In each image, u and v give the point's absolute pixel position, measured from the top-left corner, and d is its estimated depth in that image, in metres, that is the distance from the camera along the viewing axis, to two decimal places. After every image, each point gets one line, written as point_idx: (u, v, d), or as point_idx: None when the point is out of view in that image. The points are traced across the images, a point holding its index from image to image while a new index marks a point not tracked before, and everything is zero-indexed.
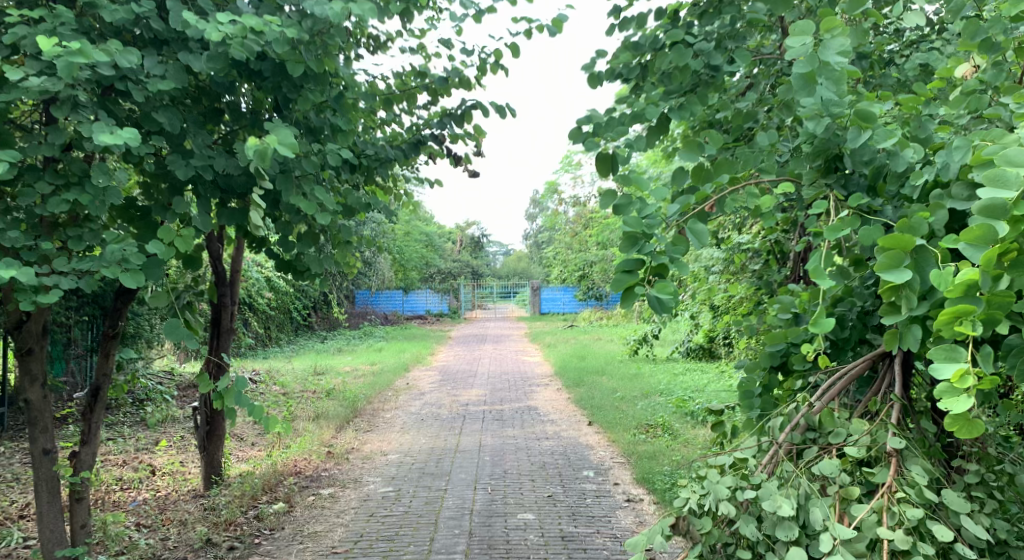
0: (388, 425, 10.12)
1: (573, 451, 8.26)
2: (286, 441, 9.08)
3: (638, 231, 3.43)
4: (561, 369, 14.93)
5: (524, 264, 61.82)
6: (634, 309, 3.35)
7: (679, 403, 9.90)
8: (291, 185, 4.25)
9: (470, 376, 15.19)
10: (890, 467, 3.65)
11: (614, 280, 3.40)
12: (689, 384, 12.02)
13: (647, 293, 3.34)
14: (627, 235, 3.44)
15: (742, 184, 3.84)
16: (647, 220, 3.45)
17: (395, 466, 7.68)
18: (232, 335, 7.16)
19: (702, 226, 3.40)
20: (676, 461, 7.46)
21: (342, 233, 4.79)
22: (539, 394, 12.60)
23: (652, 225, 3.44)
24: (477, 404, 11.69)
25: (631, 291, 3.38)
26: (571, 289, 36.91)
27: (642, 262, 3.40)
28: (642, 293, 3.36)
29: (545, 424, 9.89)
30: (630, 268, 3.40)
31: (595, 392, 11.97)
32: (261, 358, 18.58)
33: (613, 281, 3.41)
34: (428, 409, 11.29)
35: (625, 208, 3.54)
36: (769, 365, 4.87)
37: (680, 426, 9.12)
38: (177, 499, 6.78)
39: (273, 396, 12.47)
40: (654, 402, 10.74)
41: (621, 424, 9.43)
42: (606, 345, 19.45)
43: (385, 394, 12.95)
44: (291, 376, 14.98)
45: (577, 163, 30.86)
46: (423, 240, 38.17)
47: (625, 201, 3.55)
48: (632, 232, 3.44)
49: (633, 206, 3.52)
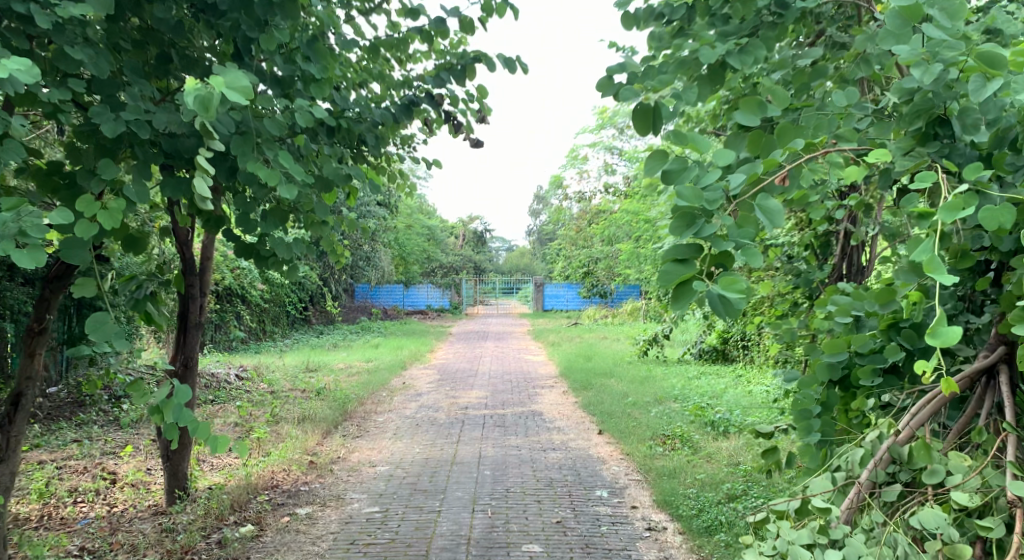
0: (380, 430, 9.32)
1: (582, 465, 7.45)
2: (267, 448, 8.26)
3: (696, 206, 2.61)
4: (566, 371, 14.11)
5: (526, 261, 60.99)
6: (690, 310, 2.53)
7: (697, 413, 9.09)
8: (249, 148, 3.42)
9: (470, 376, 14.38)
10: (1011, 520, 2.89)
11: (663, 272, 2.58)
12: (705, 389, 11.19)
13: (707, 289, 2.51)
14: (680, 211, 2.63)
15: (823, 151, 2.99)
16: (707, 190, 2.64)
17: (384, 480, 6.88)
18: (201, 332, 6.35)
19: (781, 199, 2.56)
20: (701, 480, 6.64)
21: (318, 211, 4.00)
22: (544, 397, 11.77)
23: (713, 201, 2.62)
24: (478, 407, 10.87)
25: (686, 288, 2.56)
26: (575, 286, 36.10)
27: (701, 249, 2.58)
28: (701, 289, 2.53)
29: (550, 432, 9.08)
30: (686, 256, 2.58)
31: (605, 396, 11.15)
32: (251, 353, 17.78)
33: (661, 273, 2.59)
34: (424, 412, 10.47)
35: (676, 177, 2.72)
36: (828, 380, 4.12)
37: (700, 438, 8.30)
38: (132, 516, 5.95)
39: (259, 396, 11.63)
40: (669, 409, 9.92)
41: (634, 434, 8.61)
42: (612, 344, 18.61)
43: (380, 394, 12.14)
44: (282, 373, 14.17)
45: (583, 157, 30.02)
46: (424, 233, 37.33)
47: (677, 165, 2.72)
48: (689, 209, 2.62)
49: (687, 173, 2.69)
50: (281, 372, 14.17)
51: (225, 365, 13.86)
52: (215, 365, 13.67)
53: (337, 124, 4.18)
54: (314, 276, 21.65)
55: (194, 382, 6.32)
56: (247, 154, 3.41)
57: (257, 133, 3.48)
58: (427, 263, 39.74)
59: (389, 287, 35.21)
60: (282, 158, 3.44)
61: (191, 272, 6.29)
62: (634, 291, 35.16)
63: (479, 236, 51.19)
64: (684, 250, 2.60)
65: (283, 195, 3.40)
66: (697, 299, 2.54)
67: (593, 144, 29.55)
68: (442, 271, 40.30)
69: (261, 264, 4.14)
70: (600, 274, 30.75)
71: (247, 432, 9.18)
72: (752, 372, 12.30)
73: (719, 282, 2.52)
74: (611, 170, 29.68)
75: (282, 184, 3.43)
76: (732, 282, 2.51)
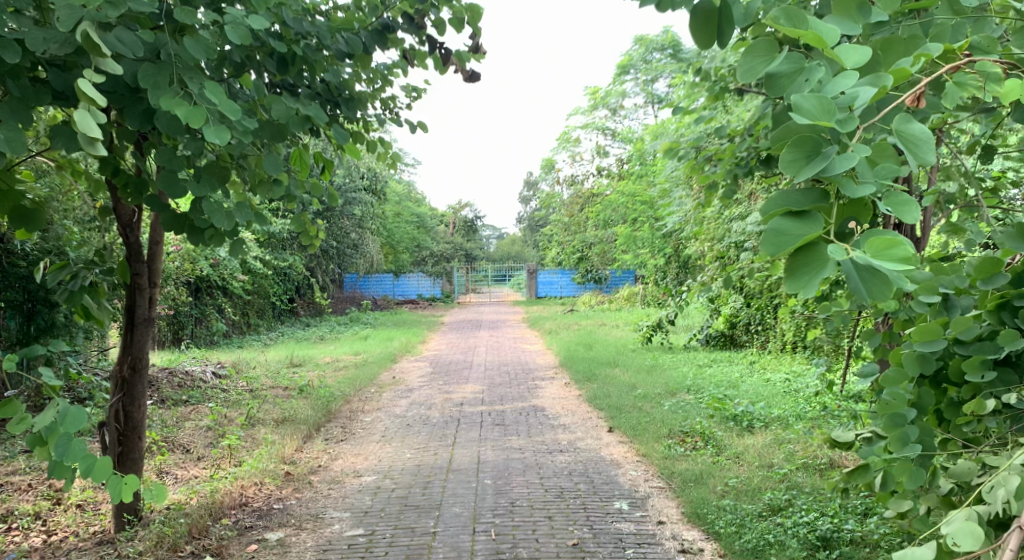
0: (367, 432, 8.46)
1: (595, 469, 6.61)
2: (241, 456, 7.42)
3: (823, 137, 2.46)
4: (567, 361, 13.24)
5: (518, 248, 59.95)
6: (827, 280, 2.37)
7: (716, 405, 8.27)
8: (166, 79, 2.95)
9: (464, 368, 13.47)
10: None
11: (784, 237, 2.40)
12: (720, 379, 10.33)
13: (848, 257, 2.37)
14: (806, 133, 2.45)
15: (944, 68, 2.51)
16: (833, 112, 2.46)
17: (370, 493, 6.03)
18: (151, 329, 5.44)
19: (934, 135, 2.46)
20: (734, 485, 5.82)
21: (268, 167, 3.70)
22: (545, 390, 10.89)
23: (845, 123, 2.45)
24: (473, 403, 10.00)
25: (816, 256, 2.39)
26: (569, 272, 35.15)
27: (828, 205, 2.44)
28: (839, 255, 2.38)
29: (556, 431, 8.22)
30: (812, 218, 2.41)
31: (611, 388, 10.28)
32: (231, 348, 16.83)
33: (783, 231, 2.40)
34: (416, 410, 9.59)
35: (784, 85, 2.61)
36: (920, 375, 3.27)
37: (724, 434, 7.46)
38: (72, 548, 5.08)
39: (238, 397, 10.72)
40: (683, 401, 9.09)
41: (649, 431, 7.78)
42: (612, 331, 17.71)
43: (367, 391, 11.24)
44: (263, 369, 13.26)
45: (575, 138, 29.08)
46: (413, 220, 36.31)
47: (786, 69, 2.61)
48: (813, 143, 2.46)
49: (802, 84, 2.56)
50: (263, 368, 13.28)
51: (202, 363, 12.95)
52: (190, 363, 12.76)
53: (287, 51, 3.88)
54: (299, 266, 20.69)
55: (147, 385, 5.47)
56: (161, 88, 2.94)
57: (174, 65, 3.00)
58: (417, 252, 38.75)
59: (378, 276, 34.27)
60: (209, 92, 2.97)
61: (138, 258, 5.37)
62: (630, 275, 34.24)
63: (469, 223, 50.08)
64: (804, 205, 2.44)
65: (209, 137, 2.90)
66: (833, 266, 2.37)
67: (585, 124, 28.62)
68: (433, 259, 39.26)
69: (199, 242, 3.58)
70: (594, 259, 29.84)
71: (221, 437, 8.32)
72: (768, 359, 11.46)
73: (861, 251, 2.38)
74: (605, 152, 28.78)
75: (210, 125, 2.94)
76: (880, 249, 2.38)
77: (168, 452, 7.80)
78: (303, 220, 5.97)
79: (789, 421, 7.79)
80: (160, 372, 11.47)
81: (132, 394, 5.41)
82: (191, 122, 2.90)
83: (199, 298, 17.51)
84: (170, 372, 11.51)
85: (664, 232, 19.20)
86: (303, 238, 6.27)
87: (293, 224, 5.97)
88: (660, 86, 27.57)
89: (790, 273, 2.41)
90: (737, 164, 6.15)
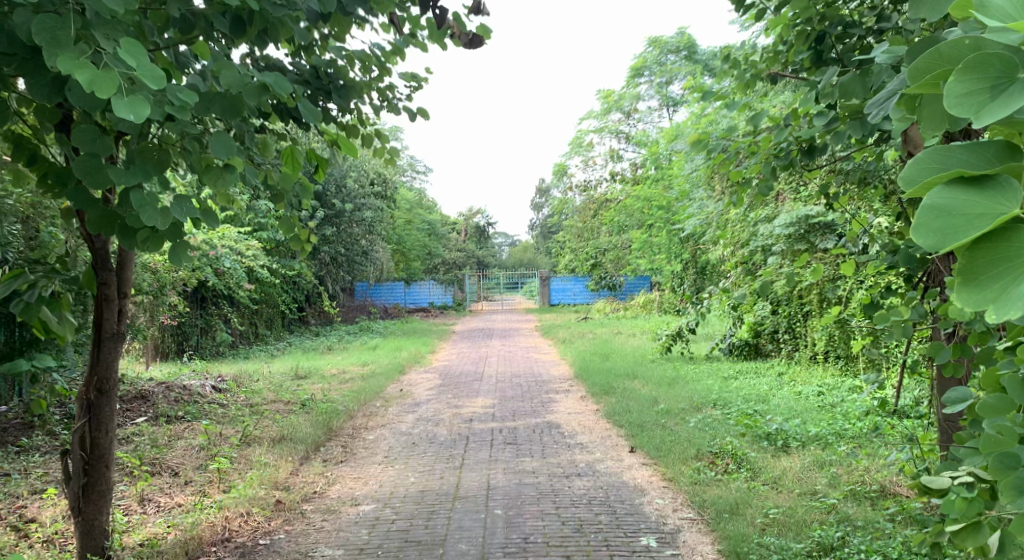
0: (369, 452, 7.85)
1: (616, 498, 6.03)
2: (231, 481, 6.83)
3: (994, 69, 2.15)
4: (583, 372, 12.62)
5: (530, 255, 59.36)
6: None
7: (747, 424, 7.63)
8: (64, 38, 2.83)
9: (474, 380, 12.88)
10: None
11: (966, 218, 1.96)
12: (747, 393, 9.72)
13: None
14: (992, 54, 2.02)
15: None
16: None
17: (368, 527, 5.47)
18: (121, 343, 4.87)
19: None
20: (775, 518, 5.17)
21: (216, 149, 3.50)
22: (560, 404, 10.28)
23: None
24: (485, 418, 9.40)
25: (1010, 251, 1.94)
26: (583, 279, 34.50)
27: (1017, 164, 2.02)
28: None
29: (573, 451, 7.62)
30: (1004, 191, 1.97)
31: (630, 402, 9.69)
32: (235, 360, 16.32)
33: (956, 205, 1.97)
34: (423, 426, 9.00)
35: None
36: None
37: (757, 455, 6.86)
38: None
39: (237, 412, 10.15)
40: (710, 418, 8.46)
41: (674, 452, 7.17)
42: (629, 340, 17.07)
43: (373, 405, 10.65)
44: (265, 381, 12.72)
45: (589, 143, 28.49)
46: (423, 227, 35.72)
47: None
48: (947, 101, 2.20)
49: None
50: (266, 381, 12.71)
51: (201, 376, 12.38)
52: (189, 376, 12.20)
53: (241, 9, 3.65)
54: (307, 274, 20.16)
55: (116, 407, 4.90)
56: (62, 44, 2.82)
57: (83, 23, 2.89)
58: (428, 259, 38.17)
59: (389, 284, 33.72)
60: (122, 54, 2.84)
61: (105, 265, 4.77)
62: (644, 282, 33.59)
63: (481, 230, 49.46)
64: (984, 167, 2.02)
65: (117, 108, 2.75)
66: None
67: (598, 129, 28.05)
68: (444, 267, 38.63)
69: (135, 246, 3.45)
70: (607, 265, 29.24)
71: (213, 458, 7.74)
72: (795, 370, 10.85)
73: None
74: (619, 156, 28.23)
75: (120, 96, 2.77)
76: None
77: (156, 476, 7.22)
78: (291, 220, 5.54)
79: (826, 442, 7.15)
80: (156, 386, 10.89)
81: (98, 419, 4.84)
82: (98, 89, 2.74)
83: (204, 307, 17.00)
84: (166, 387, 10.92)
85: (682, 237, 18.57)
86: (293, 240, 5.76)
87: (280, 225, 5.55)
88: (676, 89, 27.01)
89: (974, 267, 1.96)
90: (773, 156, 5.53)
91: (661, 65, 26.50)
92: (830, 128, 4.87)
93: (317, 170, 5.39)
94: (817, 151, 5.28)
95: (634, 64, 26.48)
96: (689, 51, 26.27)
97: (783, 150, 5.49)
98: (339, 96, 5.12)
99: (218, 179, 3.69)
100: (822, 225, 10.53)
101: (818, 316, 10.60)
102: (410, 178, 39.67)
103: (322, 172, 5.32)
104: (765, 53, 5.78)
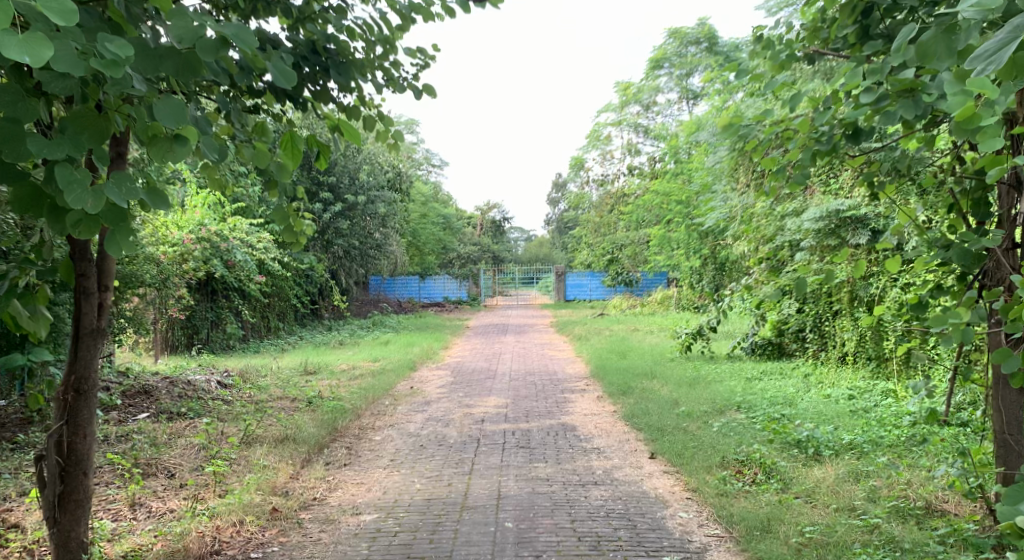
0: (375, 455, 7.46)
1: (637, 510, 5.64)
2: (228, 485, 6.45)
3: None
4: (599, 371, 12.19)
5: (546, 251, 58.89)
6: None
7: (775, 430, 7.21)
8: None
9: (487, 378, 12.47)
10: None
11: None
12: (773, 396, 9.28)
13: None
14: None
15: None
16: None
17: (368, 539, 5.14)
18: (102, 340, 4.48)
19: None
20: (813, 539, 4.87)
21: (164, 116, 3.37)
22: (576, 405, 9.87)
23: None
24: (498, 418, 9.01)
25: None
26: (599, 274, 34.02)
27: None
28: None
29: (589, 456, 7.22)
30: None
31: (650, 404, 9.27)
32: (244, 355, 15.97)
33: None
34: (433, 427, 8.62)
35: None
36: None
37: (786, 464, 6.46)
38: None
39: (241, 410, 9.77)
40: (735, 423, 8.03)
41: (697, 459, 6.76)
42: (647, 337, 16.62)
43: (382, 403, 10.26)
44: (273, 377, 12.38)
45: (607, 136, 28.05)
46: (438, 220, 35.30)
47: None
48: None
49: None
50: (273, 376, 12.36)
51: (207, 371, 12.04)
52: (195, 370, 11.87)
53: None
54: (319, 267, 19.81)
55: (96, 409, 4.51)
56: None
57: None
58: (442, 253, 37.76)
59: (403, 278, 33.33)
60: None
61: (86, 256, 4.39)
62: (661, 278, 33.08)
63: (497, 224, 49.02)
64: None
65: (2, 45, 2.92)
66: None
67: (616, 122, 27.62)
68: (458, 261, 38.21)
69: (66, 230, 3.31)
70: (624, 261, 28.77)
71: (211, 458, 7.36)
72: (822, 373, 10.41)
73: None
74: (636, 150, 27.76)
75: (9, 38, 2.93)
76: None
77: (151, 476, 6.84)
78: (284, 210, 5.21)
79: (861, 452, 6.72)
80: (158, 380, 10.54)
81: (76, 422, 4.44)
82: None
83: (214, 300, 16.64)
84: (170, 382, 10.57)
85: (703, 232, 18.10)
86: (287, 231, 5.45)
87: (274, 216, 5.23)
88: (696, 82, 26.52)
89: None
90: (813, 140, 5.10)
91: (680, 57, 26.01)
92: (877, 106, 4.46)
93: (318, 157, 5.00)
94: (861, 135, 4.94)
95: (653, 57, 26.07)
96: (710, 43, 25.78)
97: (823, 133, 5.07)
98: (337, 72, 4.86)
99: (167, 153, 3.49)
100: (853, 220, 10.07)
101: (848, 316, 10.15)
102: (425, 171, 39.20)
103: (322, 161, 4.95)
104: (802, 29, 5.36)
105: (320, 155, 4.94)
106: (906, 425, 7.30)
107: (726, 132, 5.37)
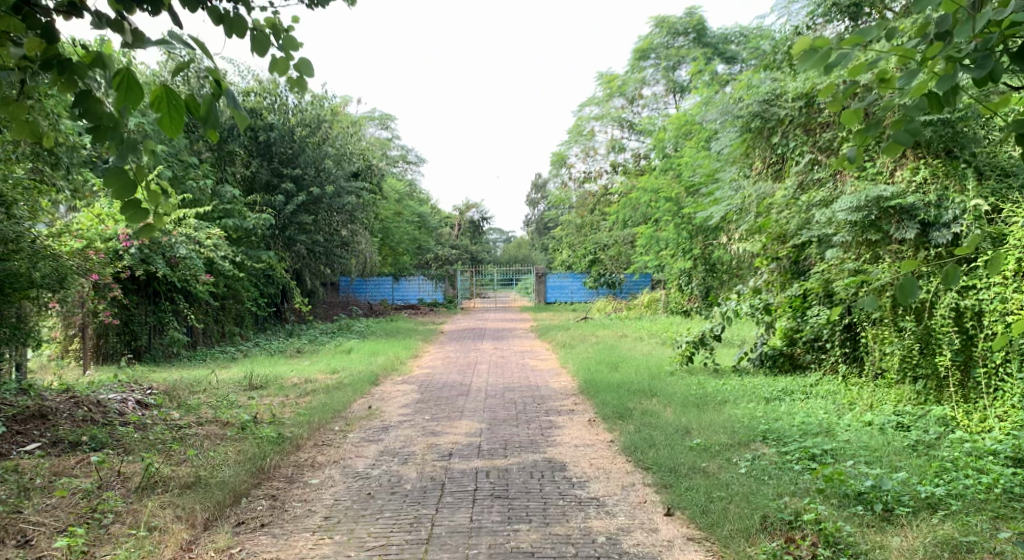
0: (307, 509, 5.71)
1: None
2: None
3: None
4: (589, 386, 10.48)
5: (524, 252, 57.44)
6: None
7: (825, 476, 5.54)
8: None
9: (460, 394, 10.73)
10: None
11: None
12: (804, 424, 7.62)
13: None
14: None
15: None
16: None
17: None
18: None
19: None
20: None
21: None
22: (565, 432, 8.15)
23: None
24: (469, 451, 7.28)
25: None
26: (582, 276, 32.20)
27: None
28: None
29: (587, 512, 5.53)
30: None
31: (654, 433, 7.60)
32: (191, 364, 14.13)
33: None
34: (388, 465, 6.86)
35: None
36: None
37: (853, 532, 4.85)
38: None
39: (158, 437, 7.91)
40: (768, 463, 6.34)
41: (729, 522, 5.14)
42: (638, 345, 14.93)
43: (330, 430, 8.45)
44: (208, 392, 10.58)
45: (590, 132, 26.48)
46: (414, 219, 33.35)
47: None
48: None
49: None
50: (207, 393, 10.49)
51: (127, 386, 10.15)
52: (111, 385, 9.94)
53: None
54: (276, 266, 17.97)
55: None
56: None
57: None
58: (416, 253, 35.72)
59: (376, 280, 31.89)
60: None
61: None
62: (646, 279, 31.30)
63: (475, 224, 46.84)
64: None
65: None
66: None
67: (600, 116, 26.03)
68: (435, 263, 36.34)
69: None
70: (607, 262, 27.12)
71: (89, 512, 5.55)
72: (855, 393, 8.80)
73: None
74: (621, 146, 26.14)
75: None
76: None
77: None
78: (123, 169, 4.23)
79: (950, 514, 5.09)
80: (57, 398, 8.58)
81: None
82: None
83: (157, 302, 14.63)
84: (74, 402, 8.52)
85: (697, 228, 16.49)
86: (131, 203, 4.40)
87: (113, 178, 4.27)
88: (684, 74, 24.89)
89: None
90: (955, 63, 3.77)
91: (667, 48, 24.44)
92: None
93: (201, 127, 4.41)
94: None
95: (637, 47, 24.58)
96: (697, 34, 24.25)
97: (966, 52, 3.76)
98: None
99: None
100: (897, 210, 8.49)
101: (890, 326, 8.59)
102: (399, 169, 37.18)
103: (203, 130, 4.40)
104: None
105: (200, 124, 4.37)
106: (995, 471, 5.66)
107: (806, 62, 3.95)
